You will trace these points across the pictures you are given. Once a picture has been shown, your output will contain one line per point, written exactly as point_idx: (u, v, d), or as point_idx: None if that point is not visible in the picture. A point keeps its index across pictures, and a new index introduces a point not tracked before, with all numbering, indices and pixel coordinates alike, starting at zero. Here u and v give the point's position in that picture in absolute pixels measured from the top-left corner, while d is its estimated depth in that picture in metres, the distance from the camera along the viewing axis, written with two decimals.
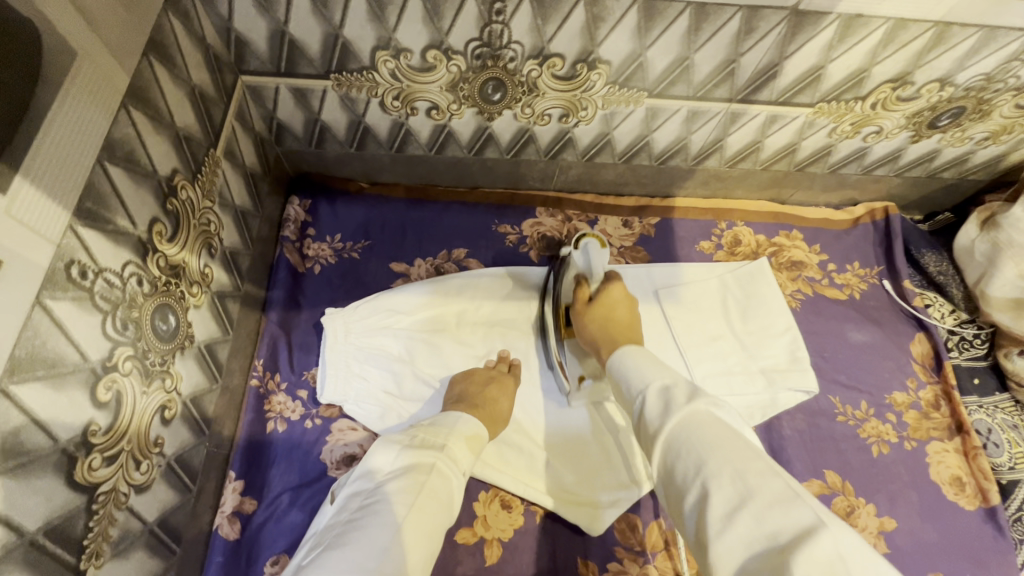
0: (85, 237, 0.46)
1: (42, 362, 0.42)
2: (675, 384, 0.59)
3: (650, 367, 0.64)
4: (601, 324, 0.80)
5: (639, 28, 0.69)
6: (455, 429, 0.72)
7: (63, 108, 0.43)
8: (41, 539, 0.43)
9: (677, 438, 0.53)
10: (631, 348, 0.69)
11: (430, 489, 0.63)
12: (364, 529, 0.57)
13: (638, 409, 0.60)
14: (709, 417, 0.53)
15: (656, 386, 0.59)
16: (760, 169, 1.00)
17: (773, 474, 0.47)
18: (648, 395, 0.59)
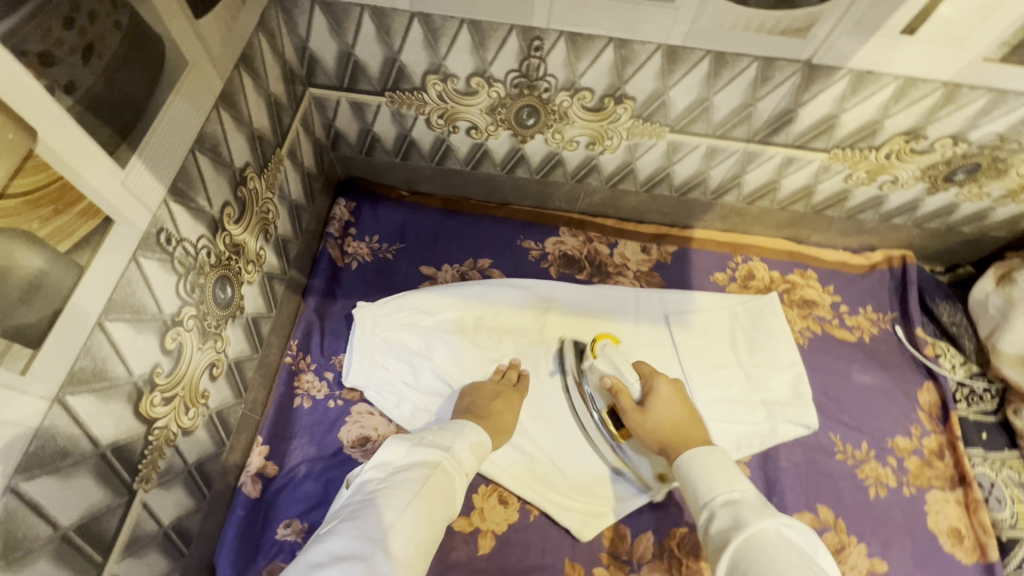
0: (175, 209, 0.56)
1: (132, 306, 0.51)
2: (747, 501, 0.64)
3: (723, 468, 0.69)
4: (663, 426, 0.81)
5: (664, 69, 0.76)
6: (466, 434, 0.77)
7: (173, 104, 0.53)
8: (111, 454, 0.51)
9: (747, 548, 0.58)
10: (699, 451, 0.73)
11: (434, 484, 0.69)
12: (373, 510, 0.63)
13: (705, 520, 0.66)
14: (776, 536, 0.58)
15: (724, 499, 0.65)
16: (777, 208, 1.05)
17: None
18: (717, 507, 0.65)
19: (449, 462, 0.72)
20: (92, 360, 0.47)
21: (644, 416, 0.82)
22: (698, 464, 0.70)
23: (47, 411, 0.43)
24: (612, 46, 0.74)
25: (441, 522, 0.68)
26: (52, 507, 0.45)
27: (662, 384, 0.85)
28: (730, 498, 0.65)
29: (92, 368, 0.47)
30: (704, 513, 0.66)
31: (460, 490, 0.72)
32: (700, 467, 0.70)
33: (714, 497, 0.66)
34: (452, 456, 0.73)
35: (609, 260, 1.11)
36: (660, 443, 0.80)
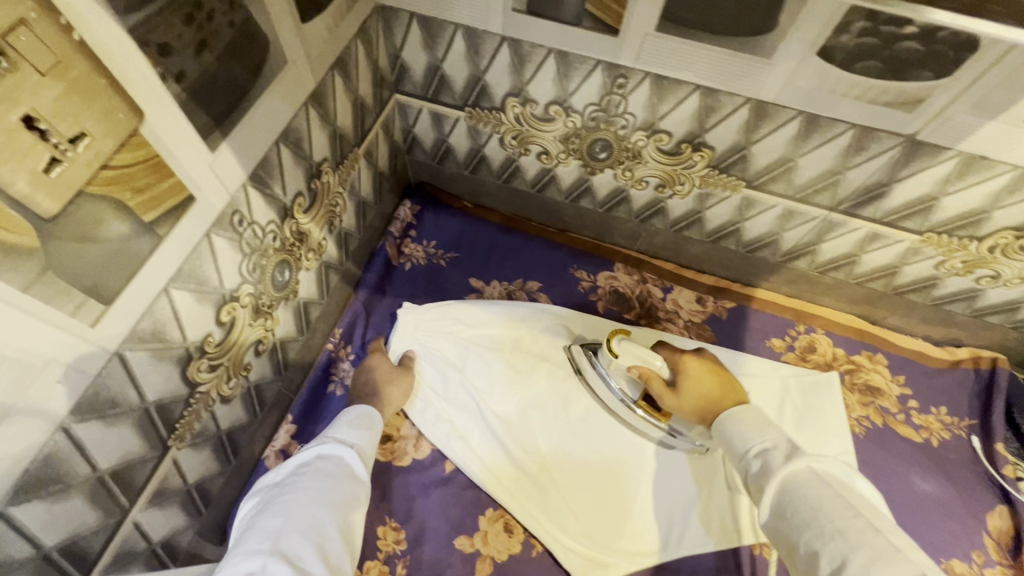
0: (251, 194, 0.60)
1: (197, 278, 0.55)
2: (778, 446, 0.65)
3: (750, 420, 0.70)
4: (696, 402, 0.80)
5: (750, 123, 0.73)
6: (341, 427, 0.79)
7: (266, 98, 0.57)
8: (152, 409, 0.55)
9: (786, 490, 0.61)
10: (732, 408, 0.74)
11: (316, 475, 0.68)
12: (252, 530, 0.61)
13: (745, 470, 0.67)
14: (809, 477, 0.60)
15: (758, 449, 0.67)
16: (853, 283, 0.97)
17: (873, 529, 0.54)
18: (751, 457, 0.67)
19: (331, 452, 0.73)
20: (152, 322, 0.51)
21: (679, 394, 0.81)
22: (728, 421, 0.72)
23: (106, 362, 0.47)
24: (697, 94, 0.72)
25: (347, 506, 0.67)
26: (94, 449, 0.49)
27: (689, 361, 0.83)
28: (762, 448, 0.66)
29: (151, 329, 0.51)
30: (745, 465, 0.67)
31: (352, 473, 0.72)
32: (731, 422, 0.71)
33: (746, 449, 0.67)
34: (327, 443, 0.74)
35: (661, 304, 1.08)
36: (700, 419, 0.80)
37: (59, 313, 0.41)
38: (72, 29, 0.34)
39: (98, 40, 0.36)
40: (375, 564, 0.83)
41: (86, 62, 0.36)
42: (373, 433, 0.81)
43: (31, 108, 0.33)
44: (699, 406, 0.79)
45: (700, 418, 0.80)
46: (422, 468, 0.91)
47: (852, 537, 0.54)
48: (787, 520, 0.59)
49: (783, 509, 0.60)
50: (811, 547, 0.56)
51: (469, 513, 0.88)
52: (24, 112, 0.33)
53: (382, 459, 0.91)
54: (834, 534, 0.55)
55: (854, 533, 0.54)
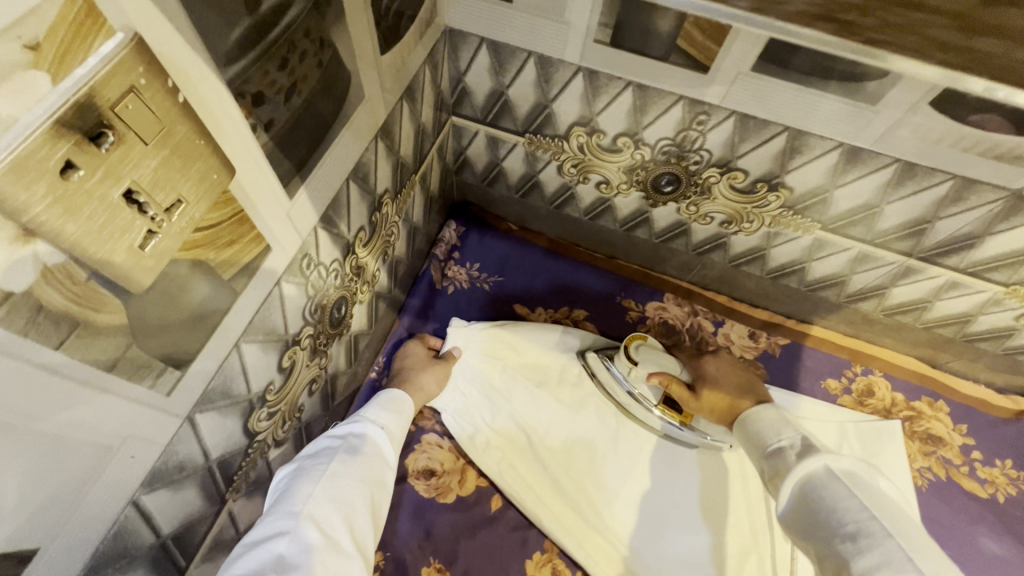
0: (321, 235, 0.56)
1: (265, 328, 0.52)
2: (800, 447, 0.64)
3: (777, 421, 0.70)
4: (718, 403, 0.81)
5: (837, 167, 0.69)
6: (376, 404, 0.78)
7: (343, 137, 0.54)
8: (215, 466, 0.51)
9: (801, 488, 0.60)
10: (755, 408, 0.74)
11: (351, 448, 0.67)
12: (289, 489, 0.60)
13: (765, 470, 0.67)
14: (827, 476, 0.58)
15: (778, 449, 0.66)
16: (920, 327, 0.93)
17: (885, 531, 0.51)
18: (772, 457, 0.66)
19: (366, 426, 0.72)
20: (222, 379, 0.48)
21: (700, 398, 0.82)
22: (752, 422, 0.72)
23: (176, 428, 0.44)
24: (784, 135, 0.68)
25: (376, 483, 0.67)
26: (159, 517, 0.46)
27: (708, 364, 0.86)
28: (783, 447, 0.66)
29: (220, 387, 0.48)
30: (764, 462, 0.68)
31: (385, 452, 0.71)
32: (756, 424, 0.71)
33: (765, 447, 0.68)
34: (364, 419, 0.73)
35: (712, 338, 1.04)
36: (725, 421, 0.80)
37: (139, 386, 0.37)
38: (178, 90, 0.31)
39: (200, 99, 0.33)
40: None
41: (188, 123, 0.32)
42: (406, 414, 0.80)
43: (132, 181, 0.30)
44: (722, 408, 0.80)
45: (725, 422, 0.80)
46: (466, 506, 0.88)
47: (863, 538, 0.52)
48: (800, 519, 0.58)
49: (797, 507, 0.59)
50: (824, 546, 0.55)
51: (515, 556, 0.84)
52: (125, 187, 0.29)
53: (427, 494, 0.88)
54: (846, 533, 0.53)
55: (863, 534, 0.52)
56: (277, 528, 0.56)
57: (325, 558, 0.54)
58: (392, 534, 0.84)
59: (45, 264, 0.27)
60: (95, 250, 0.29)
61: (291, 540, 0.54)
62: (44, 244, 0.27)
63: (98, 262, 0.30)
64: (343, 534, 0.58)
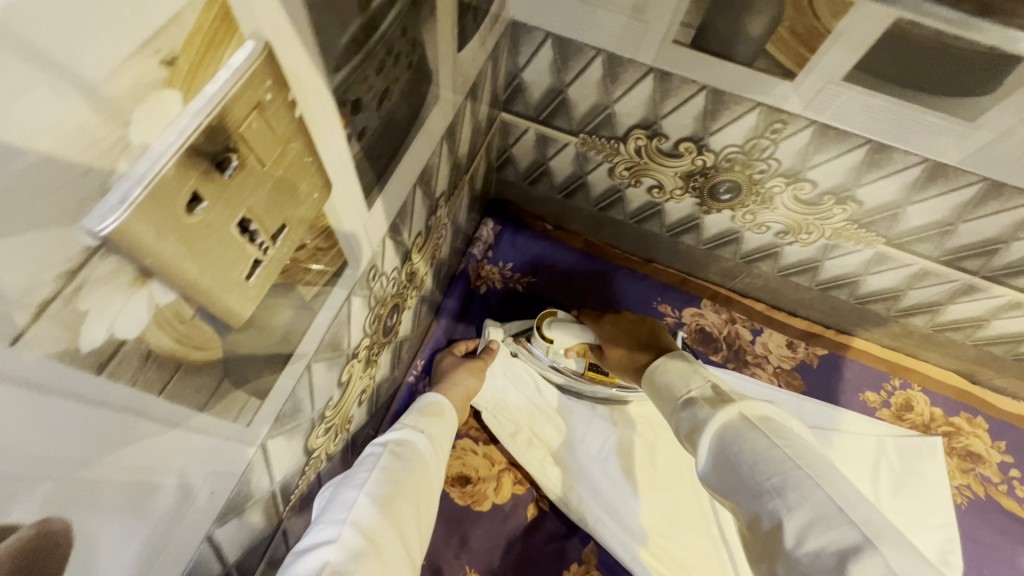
0: (387, 245, 0.53)
1: (332, 344, 0.48)
2: (719, 395, 0.52)
3: (691, 369, 0.57)
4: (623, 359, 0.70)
5: (916, 183, 0.66)
6: (413, 410, 0.74)
7: (418, 142, 0.50)
8: (277, 489, 0.49)
9: (721, 444, 0.48)
10: (667, 357, 0.61)
11: (395, 453, 0.64)
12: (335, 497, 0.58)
13: (681, 426, 0.54)
14: (748, 424, 0.47)
15: (693, 399, 0.53)
16: (969, 344, 0.91)
17: (813, 483, 0.42)
18: (685, 408, 0.53)
19: (407, 431, 0.68)
20: (293, 401, 0.44)
21: (614, 349, 0.73)
22: (662, 372, 0.59)
23: (250, 457, 0.41)
24: (865, 148, 0.64)
25: (421, 490, 0.63)
26: (227, 546, 0.43)
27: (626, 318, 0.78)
28: (702, 397, 0.52)
29: (290, 409, 0.45)
30: (675, 417, 0.54)
31: (429, 459, 0.67)
32: (666, 373, 0.58)
33: (683, 399, 0.54)
34: (404, 425, 0.70)
35: (750, 347, 1.02)
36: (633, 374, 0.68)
37: (225, 421, 0.34)
38: (295, 104, 0.27)
39: (313, 112, 0.29)
40: None
41: (301, 141, 0.29)
42: (448, 418, 0.75)
43: (248, 209, 0.26)
44: (628, 352, 0.70)
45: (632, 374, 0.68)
46: (503, 515, 0.86)
47: (792, 495, 0.42)
48: (727, 482, 0.47)
49: (719, 465, 0.47)
50: (752, 510, 0.44)
51: (553, 567, 0.83)
52: (240, 216, 0.26)
53: (462, 503, 0.86)
54: (774, 492, 0.43)
55: (793, 491, 0.42)
56: (323, 537, 0.53)
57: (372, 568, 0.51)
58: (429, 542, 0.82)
59: (158, 305, 0.24)
60: (206, 287, 0.26)
61: (337, 550, 0.51)
62: (159, 286, 0.23)
63: (208, 299, 0.26)
64: (390, 543, 0.55)
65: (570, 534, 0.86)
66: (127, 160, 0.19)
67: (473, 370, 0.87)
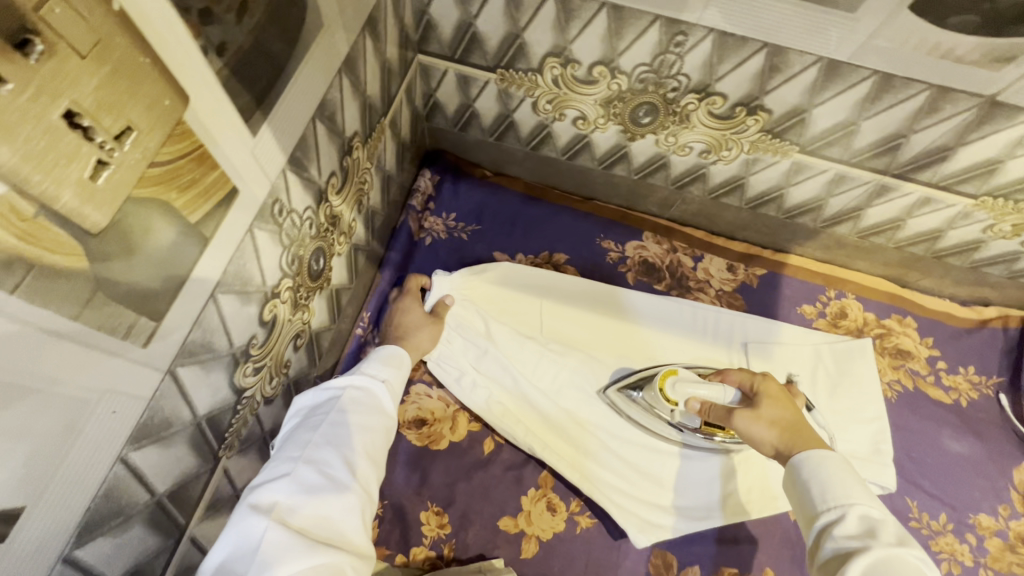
0: (291, 179, 0.53)
1: (241, 278, 0.49)
2: (887, 524, 0.52)
3: (862, 482, 0.56)
4: (768, 427, 0.67)
5: (816, 84, 0.68)
6: (373, 358, 0.70)
7: (305, 69, 0.50)
8: (204, 423, 0.50)
9: (882, 568, 0.48)
10: (826, 452, 0.59)
11: (350, 401, 0.62)
12: (284, 449, 0.58)
13: (825, 522, 0.54)
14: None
15: (858, 513, 0.53)
16: (892, 247, 0.96)
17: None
18: (847, 518, 0.53)
19: (366, 381, 0.65)
20: (201, 331, 0.46)
21: (755, 411, 0.68)
22: (829, 465, 0.57)
23: (159, 383, 0.42)
24: (763, 53, 0.66)
25: (379, 435, 0.63)
26: (151, 474, 0.44)
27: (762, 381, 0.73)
28: (869, 513, 0.53)
29: (200, 339, 0.46)
30: (826, 521, 0.54)
31: (383, 403, 0.65)
32: (830, 471, 0.57)
33: (849, 503, 0.54)
34: (362, 372, 0.66)
35: (692, 273, 1.05)
36: (779, 448, 0.65)
37: (112, 338, 0.35)
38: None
39: (141, 11, 0.29)
40: (421, 550, 0.82)
41: (128, 37, 0.29)
42: (405, 370, 0.71)
43: (72, 102, 0.27)
44: (779, 426, 0.66)
45: (780, 449, 0.65)
46: (460, 451, 0.89)
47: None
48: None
49: None
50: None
51: (511, 494, 0.86)
52: (63, 107, 0.26)
53: (418, 444, 0.88)
54: None
55: None
56: (274, 475, 0.55)
57: (325, 506, 0.54)
58: (388, 483, 0.85)
59: None
60: (40, 181, 0.26)
61: (289, 487, 0.54)
62: None
63: (45, 194, 0.27)
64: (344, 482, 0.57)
65: (526, 462, 0.89)
66: None
67: (419, 313, 0.88)
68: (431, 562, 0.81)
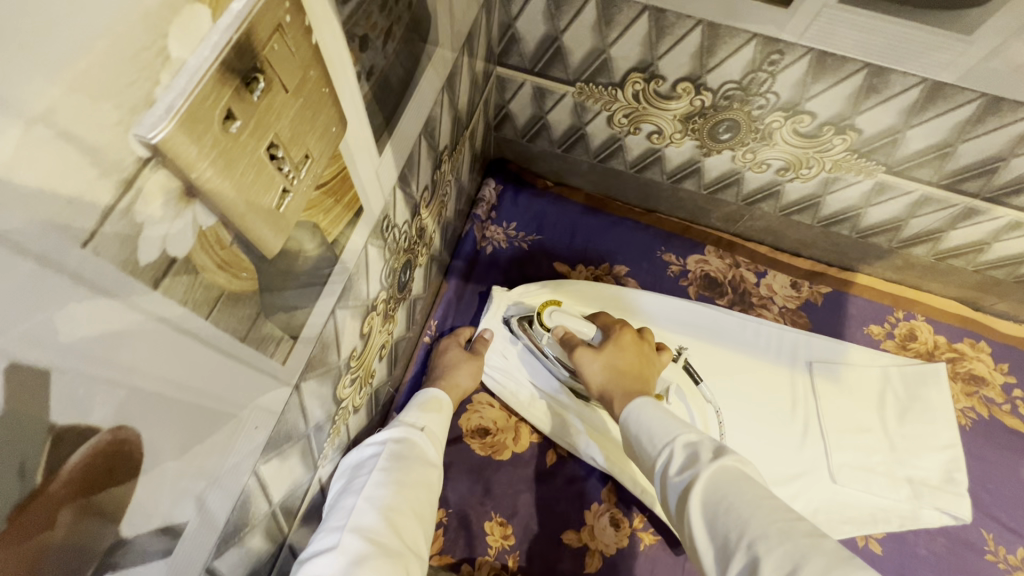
0: (398, 195, 0.54)
1: (353, 293, 0.50)
2: (705, 442, 0.51)
3: (675, 416, 0.56)
4: (608, 371, 0.72)
5: (915, 106, 0.66)
6: (412, 406, 0.74)
7: (420, 88, 0.51)
8: (312, 433, 0.51)
9: (717, 485, 0.46)
10: (648, 398, 0.59)
11: (391, 455, 0.65)
12: (332, 515, 0.59)
13: (661, 467, 0.51)
14: (741, 476, 0.46)
15: (680, 441, 0.52)
16: (970, 269, 0.93)
17: (818, 534, 0.41)
18: (671, 451, 0.51)
19: (404, 430, 0.68)
20: (322, 346, 0.46)
21: (596, 352, 0.74)
22: (648, 410, 0.57)
23: (287, 398, 0.43)
24: (863, 73, 0.65)
25: (420, 487, 0.64)
26: (271, 485, 0.45)
27: (623, 330, 0.77)
28: (689, 440, 0.52)
29: (320, 353, 0.47)
30: (659, 470, 0.52)
31: (425, 454, 0.68)
32: (652, 416, 0.56)
33: (671, 437, 0.52)
34: (401, 423, 0.70)
35: (755, 289, 1.03)
36: (603, 386, 0.72)
37: (263, 356, 0.36)
38: (311, 32, 0.28)
39: (327, 43, 0.30)
40: (486, 560, 0.82)
41: (317, 70, 0.30)
42: (444, 414, 0.76)
43: (275, 135, 0.27)
44: (611, 372, 0.72)
45: (604, 390, 0.71)
46: (523, 462, 0.89)
47: (799, 539, 0.40)
48: (722, 526, 0.43)
49: (713, 515, 0.44)
50: (746, 558, 0.40)
51: (573, 508, 0.86)
52: (269, 140, 0.27)
53: (481, 453, 0.89)
54: (780, 536, 0.40)
55: (801, 535, 0.40)
56: (325, 544, 0.56)
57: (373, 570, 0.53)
58: (453, 491, 0.86)
59: (202, 227, 0.25)
60: (243, 213, 0.27)
61: (338, 559, 0.53)
62: (201, 207, 0.24)
63: (243, 225, 0.28)
64: (391, 542, 0.57)
65: (588, 477, 0.89)
66: (170, 72, 0.21)
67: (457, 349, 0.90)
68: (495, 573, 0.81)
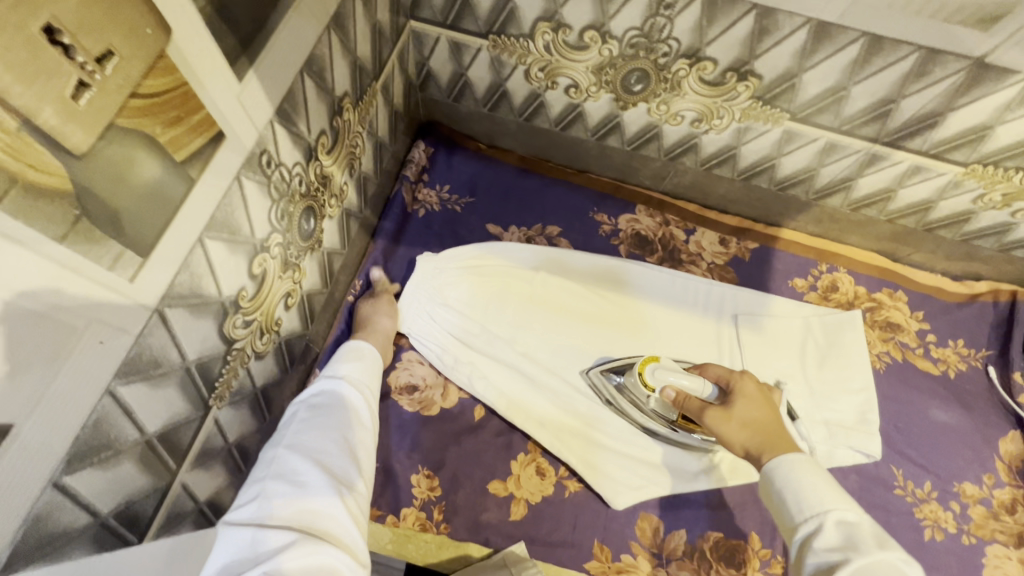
0: (279, 131, 0.54)
1: (229, 226, 0.50)
2: (864, 526, 0.51)
3: (830, 484, 0.55)
4: (742, 426, 0.69)
5: (805, 48, 0.69)
6: (334, 361, 0.75)
7: (291, 20, 0.51)
8: (193, 367, 0.51)
9: (867, 574, 0.46)
10: (798, 458, 0.59)
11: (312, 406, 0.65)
12: (260, 466, 0.60)
13: (806, 536, 0.52)
14: (892, 573, 0.46)
15: (835, 517, 0.52)
16: (884, 219, 0.96)
17: None
18: (824, 524, 0.52)
19: (325, 382, 0.69)
20: (189, 275, 0.46)
21: (727, 410, 0.72)
22: (797, 472, 0.56)
23: (147, 320, 0.43)
24: (752, 14, 0.66)
25: (349, 429, 0.64)
26: (139, 412, 0.45)
27: (745, 382, 0.75)
28: (843, 519, 0.51)
29: (189, 282, 0.47)
30: (802, 539, 0.53)
31: (352, 399, 0.68)
32: (800, 477, 0.56)
33: (823, 509, 0.52)
34: (324, 375, 0.71)
35: (684, 247, 1.05)
36: (744, 446, 0.68)
37: (98, 267, 0.36)
38: None
39: None
40: (412, 511, 0.83)
41: None
42: (370, 361, 0.76)
43: (52, 17, 0.28)
44: (750, 429, 0.68)
45: (745, 448, 0.67)
46: (451, 417, 0.90)
47: None
48: None
49: None
50: None
51: (501, 459, 0.87)
52: (44, 20, 0.27)
53: (409, 409, 0.90)
54: None
55: None
56: (249, 490, 0.56)
57: (301, 501, 0.53)
58: (379, 447, 0.86)
59: None
60: (22, 94, 0.27)
61: (261, 498, 0.54)
62: None
63: (28, 110, 0.28)
64: (321, 475, 0.57)
65: (516, 429, 0.90)
66: None
67: (381, 307, 0.90)
68: (420, 523, 0.82)
